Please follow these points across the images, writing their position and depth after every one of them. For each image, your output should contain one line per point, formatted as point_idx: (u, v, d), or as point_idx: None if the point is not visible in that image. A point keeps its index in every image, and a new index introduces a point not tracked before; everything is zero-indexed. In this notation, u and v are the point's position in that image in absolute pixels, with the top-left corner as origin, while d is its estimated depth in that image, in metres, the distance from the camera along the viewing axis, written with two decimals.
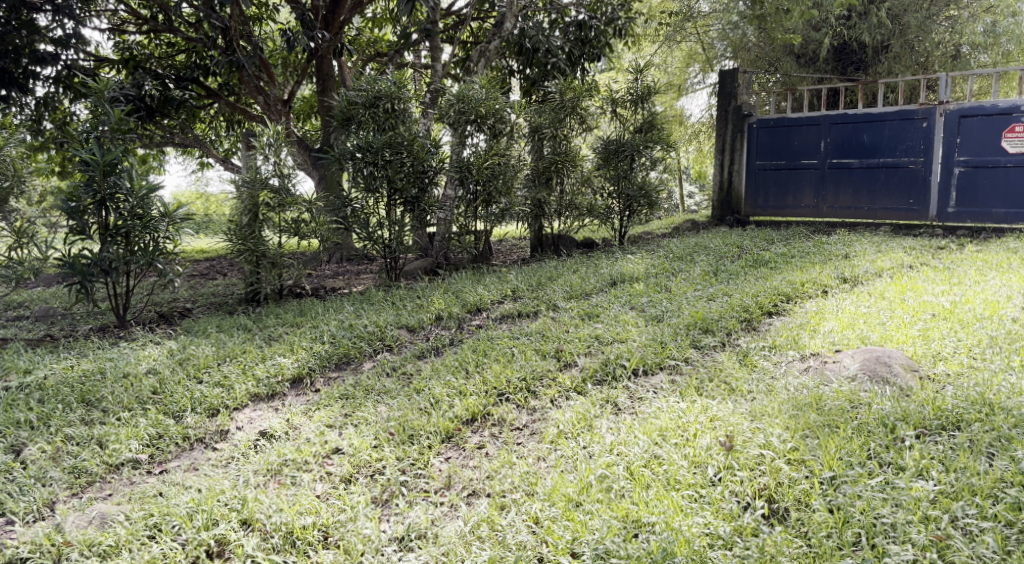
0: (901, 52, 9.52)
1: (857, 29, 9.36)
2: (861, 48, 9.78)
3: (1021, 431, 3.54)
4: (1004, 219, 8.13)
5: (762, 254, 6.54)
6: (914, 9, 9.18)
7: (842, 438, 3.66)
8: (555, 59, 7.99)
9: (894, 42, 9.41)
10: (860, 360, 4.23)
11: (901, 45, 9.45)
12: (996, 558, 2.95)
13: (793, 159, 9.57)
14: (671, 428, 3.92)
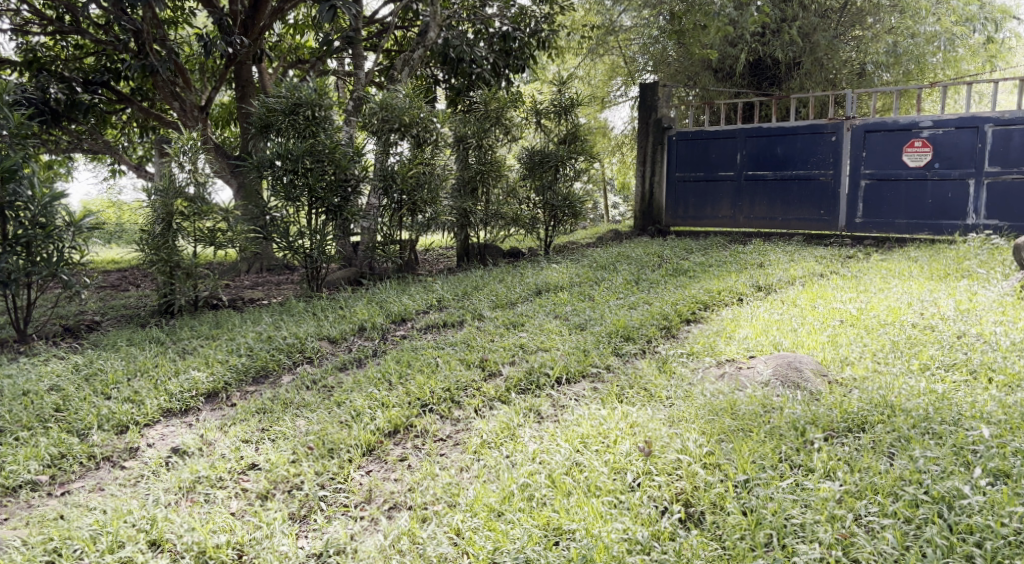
0: (812, 69, 9.94)
1: (771, 46, 9.73)
2: (774, 64, 10.18)
3: (919, 431, 3.72)
4: (906, 229, 8.56)
5: (681, 263, 6.71)
6: (823, 28, 9.65)
7: (756, 441, 3.78)
8: (480, 70, 8.03)
9: (806, 59, 9.82)
10: (773, 366, 4.38)
11: (811, 62, 9.87)
12: (895, 554, 3.08)
13: (710, 171, 9.84)
14: (592, 435, 3.97)
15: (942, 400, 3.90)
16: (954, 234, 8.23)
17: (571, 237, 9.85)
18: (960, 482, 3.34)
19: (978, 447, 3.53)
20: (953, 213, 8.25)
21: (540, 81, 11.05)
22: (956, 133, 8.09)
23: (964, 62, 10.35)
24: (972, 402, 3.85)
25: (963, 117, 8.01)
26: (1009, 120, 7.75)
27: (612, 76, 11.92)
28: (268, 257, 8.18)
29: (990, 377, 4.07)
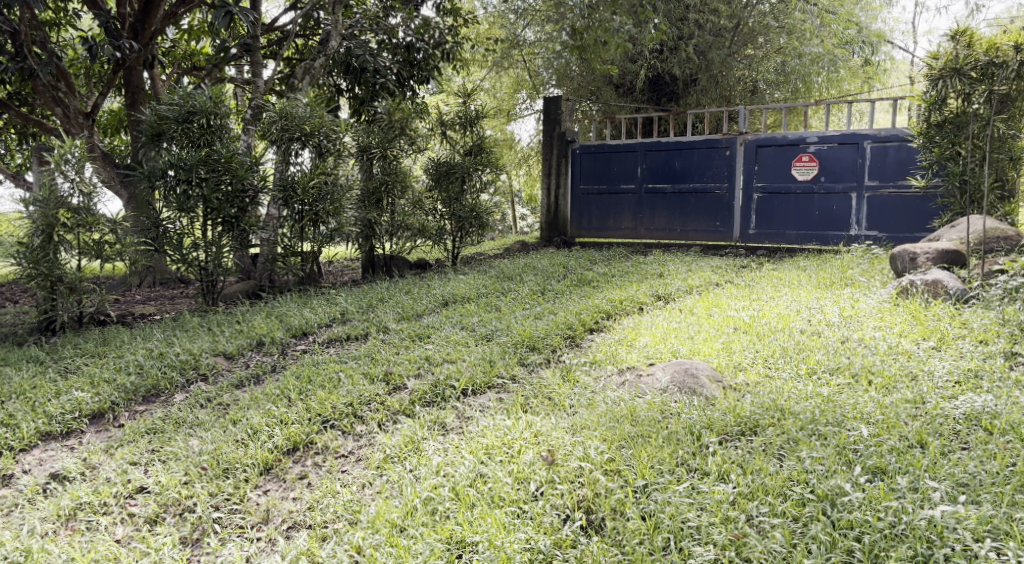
0: (707, 86, 10.37)
1: (668, 63, 10.09)
2: (673, 80, 10.53)
3: (806, 433, 3.89)
4: (795, 240, 8.99)
5: (585, 274, 6.84)
6: (718, 47, 10.10)
7: (654, 447, 3.87)
8: (383, 80, 7.97)
9: (701, 76, 10.24)
10: (670, 373, 4.51)
11: (706, 79, 10.30)
12: (783, 552, 3.18)
13: (613, 184, 10.07)
14: (497, 446, 3.98)
15: (828, 403, 4.10)
16: (838, 244, 8.69)
17: (479, 248, 9.87)
18: (842, 480, 3.50)
19: (858, 446, 3.72)
20: (837, 224, 8.72)
21: (446, 92, 11.02)
22: (839, 149, 8.58)
23: (846, 82, 11.00)
24: (854, 404, 4.07)
25: (844, 134, 8.50)
26: (885, 137, 8.26)
27: (517, 89, 12.02)
28: (161, 270, 7.84)
29: (869, 380, 4.31)
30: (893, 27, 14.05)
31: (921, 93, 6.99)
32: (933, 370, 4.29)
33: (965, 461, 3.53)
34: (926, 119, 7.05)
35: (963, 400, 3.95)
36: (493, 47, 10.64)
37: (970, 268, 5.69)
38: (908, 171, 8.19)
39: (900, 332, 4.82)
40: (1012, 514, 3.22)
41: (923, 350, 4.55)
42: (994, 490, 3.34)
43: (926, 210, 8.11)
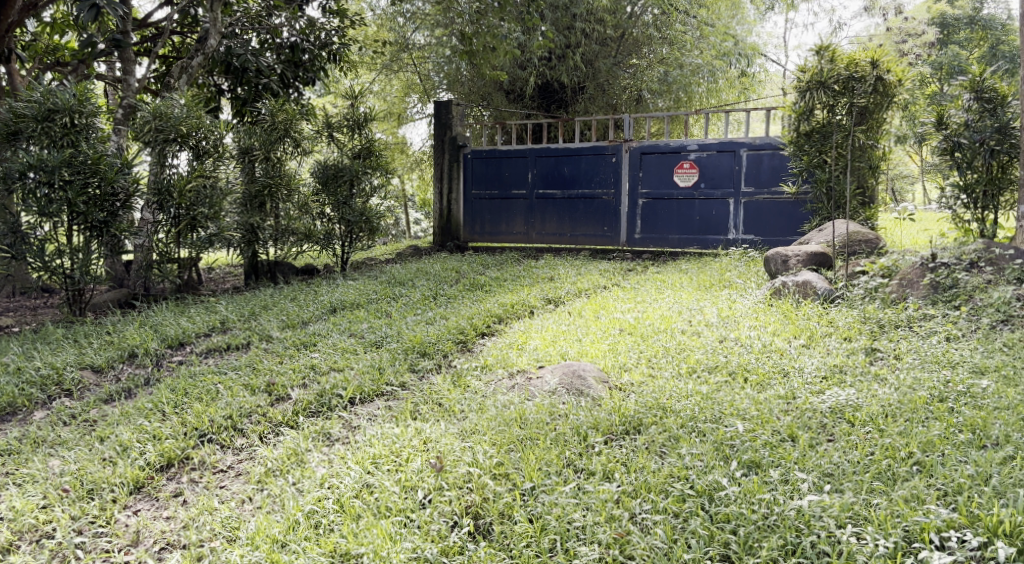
0: (594, 94, 10.63)
1: (556, 70, 10.27)
2: (561, 88, 10.73)
3: (686, 430, 4.02)
4: (678, 244, 9.32)
5: (478, 278, 6.86)
6: (604, 55, 10.45)
7: (542, 449, 3.90)
8: (267, 80, 7.73)
9: (589, 83, 10.48)
10: (559, 376, 4.57)
11: (594, 87, 10.56)
12: (664, 549, 3.26)
13: (504, 189, 10.15)
14: (384, 455, 3.90)
15: (706, 400, 4.26)
16: (718, 248, 9.07)
17: (370, 253, 9.72)
18: (720, 475, 3.61)
19: (735, 441, 3.87)
20: (716, 228, 9.10)
21: (334, 95, 10.79)
22: (717, 156, 8.95)
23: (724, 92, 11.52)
24: (731, 401, 4.23)
25: (722, 142, 8.88)
26: (759, 145, 8.69)
27: (407, 93, 11.91)
28: (21, 278, 7.32)
29: (745, 377, 4.51)
30: (765, 42, 14.86)
31: (791, 105, 7.39)
32: (802, 367, 4.53)
33: (831, 452, 3.71)
34: (797, 128, 7.43)
35: (829, 395, 4.19)
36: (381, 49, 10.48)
37: (835, 270, 6.05)
38: (780, 178, 8.64)
39: (773, 331, 5.07)
40: (871, 500, 3.39)
41: (794, 348, 4.80)
42: (855, 478, 3.52)
43: (797, 215, 8.58)
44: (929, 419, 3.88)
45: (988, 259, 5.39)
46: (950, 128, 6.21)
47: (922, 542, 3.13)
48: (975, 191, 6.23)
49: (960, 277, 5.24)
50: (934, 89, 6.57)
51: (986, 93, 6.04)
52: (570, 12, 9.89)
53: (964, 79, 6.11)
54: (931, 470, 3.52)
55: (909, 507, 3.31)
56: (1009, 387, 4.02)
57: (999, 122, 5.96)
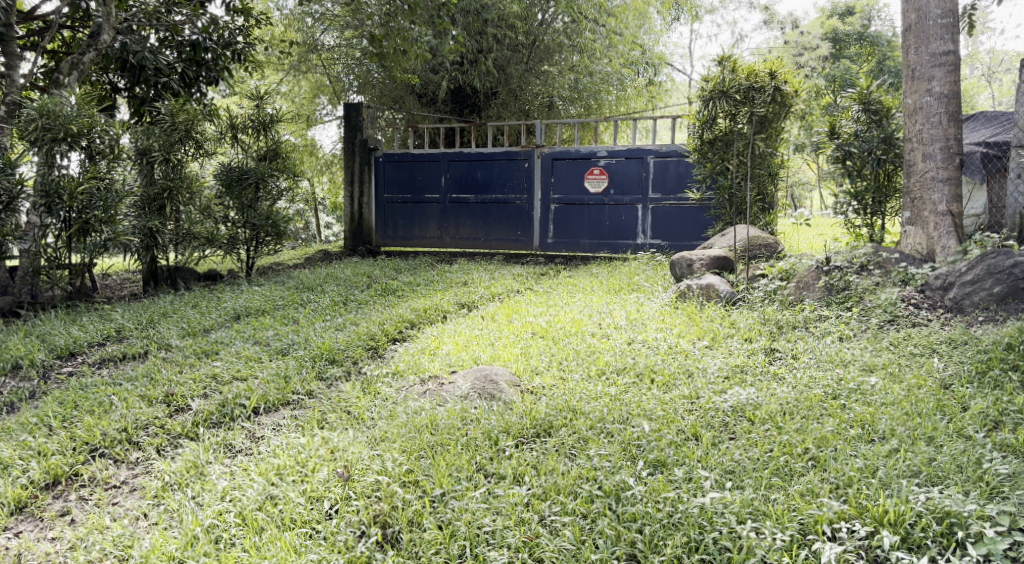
0: (507, 100, 10.70)
1: (468, 75, 10.29)
2: (474, 93, 10.74)
3: (595, 431, 4.07)
4: (589, 248, 9.47)
5: (390, 283, 6.78)
6: (516, 61, 10.50)
7: (452, 455, 3.87)
8: (166, 79, 7.42)
9: (501, 89, 10.53)
10: (471, 381, 4.56)
11: (506, 93, 10.62)
12: (573, 550, 3.27)
13: (416, 193, 10.08)
14: (289, 466, 3.80)
15: (614, 401, 4.34)
16: (627, 252, 9.26)
17: (278, 259, 9.49)
18: (627, 475, 3.67)
19: (641, 441, 3.95)
20: (626, 233, 9.30)
21: (240, 95, 10.47)
22: (626, 163, 9.15)
23: (631, 101, 11.81)
24: (638, 402, 4.33)
25: (630, 149, 9.08)
26: (666, 152, 8.93)
27: (316, 94, 11.67)
28: None
29: (652, 378, 4.62)
30: (670, 53, 15.31)
31: (695, 113, 7.59)
32: (706, 367, 4.68)
33: (732, 450, 3.82)
34: (701, 136, 7.66)
35: (731, 394, 4.34)
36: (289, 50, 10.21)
37: (737, 273, 6.28)
38: (686, 184, 8.90)
39: (679, 333, 5.22)
40: (769, 495, 3.50)
41: (698, 349, 4.95)
42: (755, 474, 3.63)
43: (701, 220, 8.86)
44: (823, 416, 4.05)
45: (877, 262, 5.68)
46: (841, 138, 6.52)
47: (816, 534, 3.24)
48: (865, 198, 6.57)
49: (851, 280, 5.52)
50: (827, 100, 6.88)
51: (873, 105, 6.37)
52: (482, 17, 9.91)
53: (854, 92, 6.42)
54: (824, 465, 3.66)
55: (803, 501, 3.42)
56: (894, 384, 4.24)
57: (885, 133, 6.31)
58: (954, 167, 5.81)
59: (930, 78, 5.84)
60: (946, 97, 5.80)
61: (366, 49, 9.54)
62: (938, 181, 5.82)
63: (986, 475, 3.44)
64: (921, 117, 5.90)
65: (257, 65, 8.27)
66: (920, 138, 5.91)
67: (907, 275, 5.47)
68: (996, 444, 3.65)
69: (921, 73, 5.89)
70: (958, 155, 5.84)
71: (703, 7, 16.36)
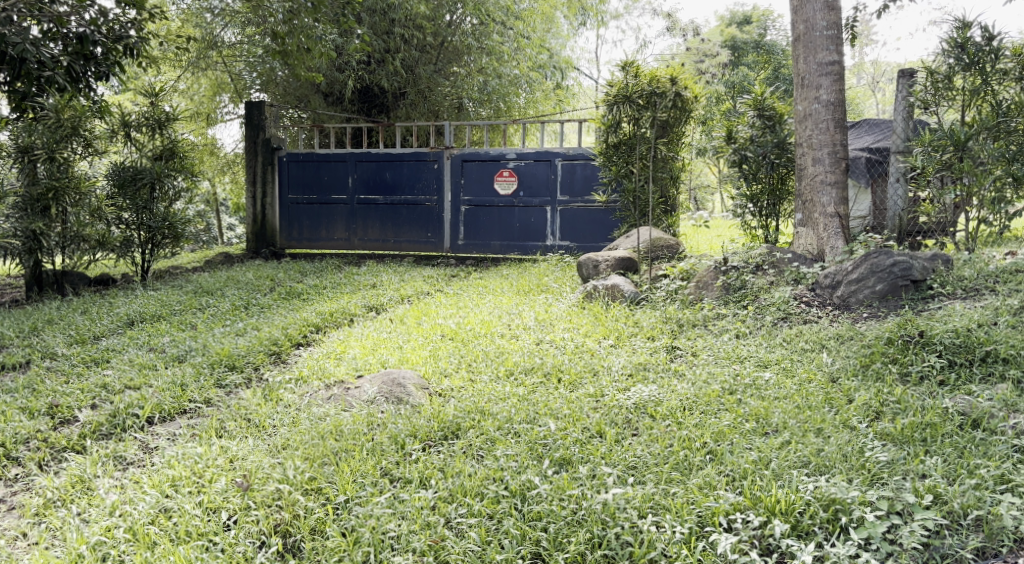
0: (416, 100, 10.62)
1: (376, 75, 10.18)
2: (382, 93, 10.69)
3: (503, 432, 4.09)
4: (499, 250, 9.53)
5: (294, 286, 6.63)
6: (424, 62, 10.46)
7: (357, 461, 3.81)
8: (51, 73, 6.18)
9: (409, 89, 10.47)
10: (378, 385, 4.50)
11: (415, 93, 10.55)
12: (478, 551, 3.25)
13: (323, 194, 9.91)
14: (184, 476, 3.66)
15: (521, 402, 4.38)
16: (536, 254, 9.36)
17: (178, 262, 9.16)
18: (533, 474, 3.69)
19: (547, 440, 3.99)
20: (536, 235, 9.39)
21: (135, 92, 10.01)
22: (534, 165, 9.24)
23: (540, 104, 11.95)
24: (545, 402, 4.37)
25: (539, 152, 9.17)
26: (573, 155, 9.06)
27: (217, 92, 11.30)
28: None
29: (559, 377, 4.68)
30: (577, 58, 15.59)
31: (600, 117, 7.71)
32: (611, 366, 4.78)
33: (634, 446, 3.90)
34: (606, 140, 7.82)
35: (633, 391, 4.44)
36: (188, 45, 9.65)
37: (640, 274, 6.44)
38: (592, 187, 9.06)
39: (585, 333, 5.31)
40: (669, 489, 3.58)
41: (604, 348, 5.06)
42: (656, 469, 3.71)
43: (608, 222, 9.04)
44: (721, 410, 4.19)
45: (771, 262, 5.92)
46: (738, 142, 6.76)
47: (713, 525, 3.33)
48: (761, 201, 6.84)
49: (747, 279, 5.75)
50: (725, 106, 7.13)
51: (767, 111, 6.65)
52: (389, 17, 9.85)
53: (749, 98, 6.69)
54: (721, 458, 3.78)
55: (701, 493, 3.51)
56: (786, 378, 4.44)
57: (778, 138, 6.61)
58: (841, 171, 6.13)
59: (818, 86, 6.14)
60: (833, 105, 6.11)
61: (268, 47, 9.30)
62: (827, 184, 6.13)
63: (867, 463, 3.61)
64: (810, 123, 6.18)
65: (151, 61, 7.87)
66: (809, 143, 6.20)
67: (799, 274, 5.74)
68: (876, 433, 3.85)
69: (810, 81, 6.18)
70: (844, 160, 6.16)
71: (609, 13, 16.72)
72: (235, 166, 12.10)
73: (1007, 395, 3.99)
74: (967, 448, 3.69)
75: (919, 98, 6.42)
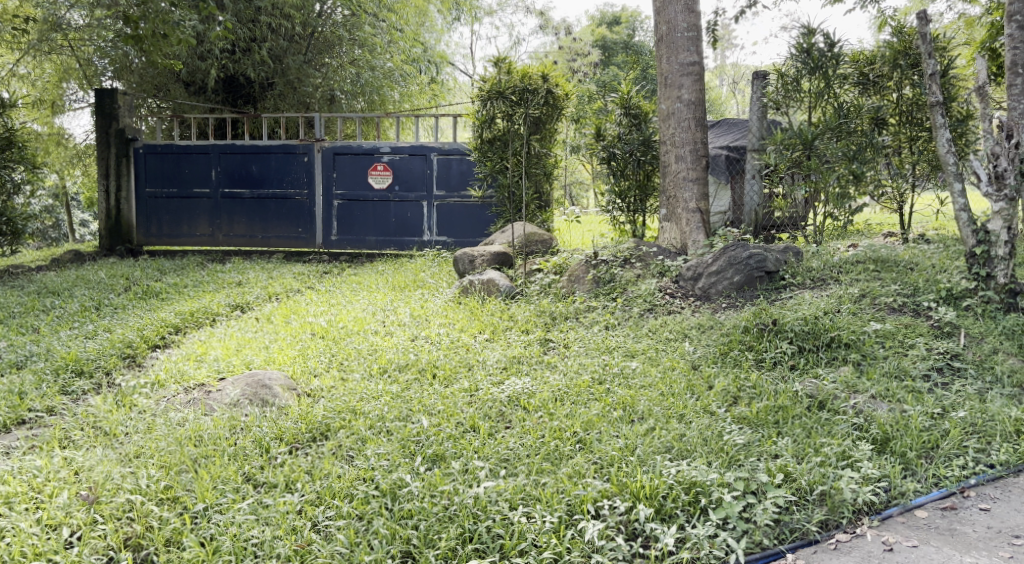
0: (284, 91, 10.30)
1: (241, 64, 9.80)
2: (248, 83, 10.30)
3: (375, 431, 4.00)
4: (375, 245, 9.38)
5: (152, 285, 6.28)
6: (293, 53, 10.19)
7: (219, 466, 3.64)
8: None
9: (277, 80, 10.14)
10: (241, 387, 4.31)
11: (284, 84, 10.23)
12: (345, 554, 3.13)
13: (184, 188, 9.48)
14: (21, 492, 3.38)
15: (394, 399, 4.31)
16: (413, 249, 9.28)
17: (23, 260, 8.49)
18: (404, 472, 3.63)
19: (420, 437, 3.93)
20: (411, 230, 9.30)
21: None
22: (409, 159, 9.15)
23: (417, 98, 11.82)
24: (419, 398, 4.32)
25: (413, 146, 9.09)
26: (448, 150, 9.04)
27: (64, 78, 10.53)
28: None
29: (433, 373, 4.65)
30: (453, 53, 15.51)
31: (473, 112, 7.73)
32: (486, 360, 4.80)
33: (507, 439, 3.91)
34: (479, 135, 7.85)
35: (507, 385, 4.47)
36: (28, 26, 8.91)
37: (515, 268, 6.51)
38: (468, 182, 9.06)
39: (460, 328, 5.31)
40: (539, 480, 3.59)
41: (479, 342, 5.07)
42: (527, 461, 3.73)
43: (484, 217, 9.07)
44: (590, 400, 4.28)
45: (638, 256, 6.13)
46: (606, 140, 6.93)
47: (581, 513, 3.35)
48: (628, 196, 7.07)
49: (616, 272, 5.91)
50: (595, 103, 7.31)
51: (632, 109, 6.87)
52: (254, 4, 9.49)
53: (616, 97, 6.88)
54: (590, 446, 3.85)
55: (571, 482, 3.55)
56: (651, 367, 4.60)
57: (643, 136, 6.85)
58: (702, 168, 6.41)
59: (680, 86, 6.39)
60: (694, 104, 6.38)
61: (121, 30, 8.76)
62: (689, 181, 6.39)
63: (726, 446, 3.76)
64: (673, 121, 6.42)
65: None
66: (672, 141, 6.45)
67: (664, 267, 5.96)
68: (734, 417, 4.04)
69: (672, 81, 6.42)
70: (704, 157, 6.45)
71: (483, 10, 16.86)
72: (87, 157, 11.30)
73: (848, 377, 4.30)
74: (814, 428, 3.92)
75: (772, 99, 6.82)
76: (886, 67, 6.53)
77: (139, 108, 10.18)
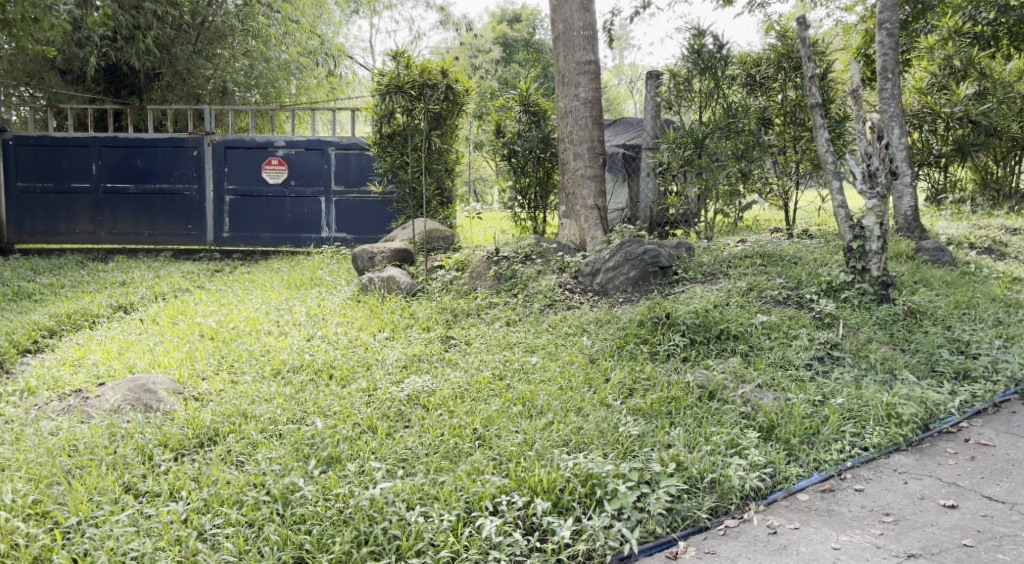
0: (172, 82, 9.91)
1: (124, 53, 9.32)
2: (132, 73, 9.86)
3: (266, 434, 3.87)
4: (270, 242, 9.10)
5: (23, 286, 5.89)
6: (181, 42, 9.70)
7: (96, 477, 3.43)
8: None
9: (165, 70, 9.73)
10: (122, 392, 4.08)
11: (171, 75, 9.83)
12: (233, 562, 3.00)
13: (61, 182, 8.96)
14: None
15: (288, 401, 4.18)
16: (311, 246, 9.05)
17: None
18: (297, 476, 3.50)
19: (314, 440, 3.81)
20: (308, 226, 9.07)
21: None
22: (306, 154, 8.91)
23: (313, 91, 11.69)
24: (314, 399, 4.21)
25: (310, 140, 8.86)
26: (346, 144, 8.84)
27: None
28: None
29: (330, 374, 4.53)
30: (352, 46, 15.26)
31: (372, 107, 7.65)
32: (384, 359, 4.72)
33: (405, 438, 3.85)
34: (379, 131, 7.76)
35: (406, 383, 4.40)
36: None
37: (416, 265, 6.46)
38: (368, 178, 8.90)
39: (359, 326, 5.20)
40: (437, 478, 3.54)
41: (378, 341, 4.98)
42: (425, 460, 3.67)
43: (384, 214, 8.94)
44: (490, 396, 4.27)
45: (539, 252, 6.18)
46: (507, 136, 6.99)
47: (479, 510, 3.32)
48: (529, 193, 7.12)
49: (516, 269, 5.95)
50: (495, 100, 7.32)
51: (532, 107, 6.92)
52: None
53: (515, 94, 6.92)
54: (489, 443, 3.84)
55: (469, 479, 3.50)
56: (551, 361, 4.64)
57: (542, 133, 6.91)
58: (599, 165, 6.51)
59: (577, 84, 6.47)
60: (591, 102, 6.47)
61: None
62: (587, 178, 6.48)
63: (621, 437, 3.82)
64: (571, 118, 6.50)
65: None
66: (570, 139, 6.53)
67: (563, 263, 6.03)
68: (629, 409, 4.11)
69: (569, 79, 6.50)
70: (602, 155, 6.56)
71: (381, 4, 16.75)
72: None
73: (736, 368, 4.45)
74: (704, 417, 4.04)
75: (664, 99, 6.98)
76: (772, 69, 6.94)
77: (8, 97, 9.54)
